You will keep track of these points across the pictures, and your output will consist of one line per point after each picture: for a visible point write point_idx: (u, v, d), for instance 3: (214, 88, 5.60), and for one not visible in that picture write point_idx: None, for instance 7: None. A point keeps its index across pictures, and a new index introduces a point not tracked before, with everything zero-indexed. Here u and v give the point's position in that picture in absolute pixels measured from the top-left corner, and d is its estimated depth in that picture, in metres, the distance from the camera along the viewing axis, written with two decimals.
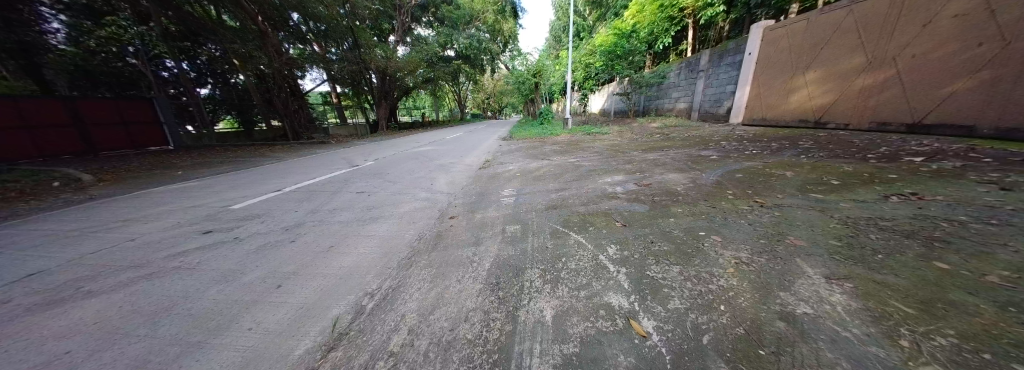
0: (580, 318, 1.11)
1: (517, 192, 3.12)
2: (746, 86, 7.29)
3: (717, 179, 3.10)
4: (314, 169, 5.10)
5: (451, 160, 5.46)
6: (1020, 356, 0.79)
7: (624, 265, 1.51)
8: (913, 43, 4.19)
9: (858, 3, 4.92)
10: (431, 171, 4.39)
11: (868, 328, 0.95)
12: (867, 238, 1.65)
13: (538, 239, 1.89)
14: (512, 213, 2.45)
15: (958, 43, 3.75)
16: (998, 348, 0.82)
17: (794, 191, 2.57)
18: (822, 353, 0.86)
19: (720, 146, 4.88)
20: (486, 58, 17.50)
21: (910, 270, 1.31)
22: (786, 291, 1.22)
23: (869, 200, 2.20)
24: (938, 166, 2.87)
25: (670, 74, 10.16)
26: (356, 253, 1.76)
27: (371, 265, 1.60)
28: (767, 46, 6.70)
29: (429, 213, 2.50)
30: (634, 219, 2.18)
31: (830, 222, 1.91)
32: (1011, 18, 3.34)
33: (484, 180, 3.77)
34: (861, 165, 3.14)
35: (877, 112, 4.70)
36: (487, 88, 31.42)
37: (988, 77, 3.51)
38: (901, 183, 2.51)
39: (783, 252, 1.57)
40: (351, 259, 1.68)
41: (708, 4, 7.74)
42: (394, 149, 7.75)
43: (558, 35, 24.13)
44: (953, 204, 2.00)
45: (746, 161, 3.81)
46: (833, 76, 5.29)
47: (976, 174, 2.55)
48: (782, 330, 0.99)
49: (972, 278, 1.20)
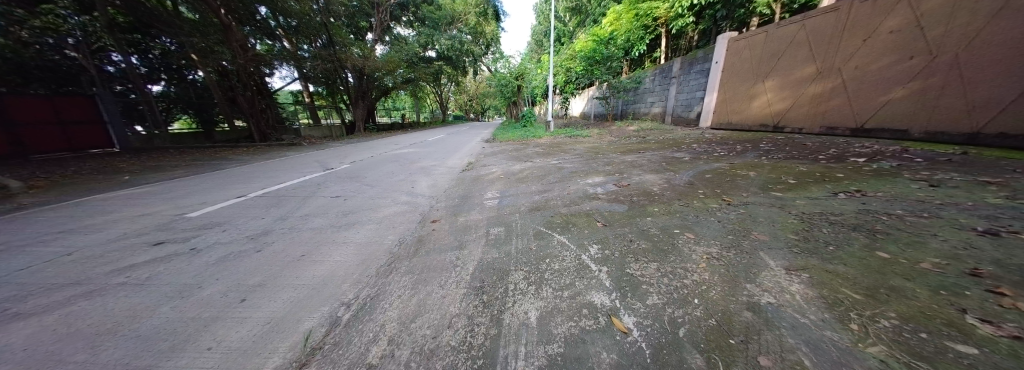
0: (564, 318, 1.13)
1: (501, 194, 3.11)
2: (713, 92, 7.74)
3: (689, 179, 3.27)
4: (283, 172, 4.81)
5: (432, 162, 5.36)
6: (950, 334, 0.90)
7: (605, 264, 1.55)
8: (856, 57, 4.68)
9: (809, 18, 5.42)
10: (411, 174, 4.27)
11: (824, 314, 1.05)
12: (819, 231, 1.81)
13: (522, 241, 1.89)
14: (495, 215, 2.44)
15: (893, 56, 4.23)
16: (931, 328, 0.93)
17: (757, 189, 2.77)
18: (785, 340, 0.94)
19: (691, 148, 5.17)
20: (467, 59, 17.36)
21: (857, 259, 1.45)
22: (751, 283, 1.31)
23: (822, 197, 2.43)
24: (878, 166, 3.21)
25: (646, 80, 10.61)
26: (330, 262, 1.67)
27: (347, 273, 1.54)
28: (731, 55, 7.19)
29: (410, 217, 2.44)
30: (614, 219, 2.24)
31: (788, 218, 2.07)
32: (935, 35, 3.82)
33: (466, 182, 3.73)
34: (814, 166, 3.44)
35: (827, 117, 5.17)
36: (470, 91, 31.23)
37: (919, 86, 3.97)
38: (848, 182, 2.78)
39: (748, 246, 1.69)
40: (324, 267, 1.61)
41: (679, 15, 8.18)
42: (370, 151, 7.49)
43: (540, 39, 24.55)
44: (889, 200, 2.25)
45: (715, 162, 4.05)
46: (790, 83, 5.77)
47: (909, 173, 2.88)
48: (749, 319, 1.06)
49: (909, 265, 1.36)
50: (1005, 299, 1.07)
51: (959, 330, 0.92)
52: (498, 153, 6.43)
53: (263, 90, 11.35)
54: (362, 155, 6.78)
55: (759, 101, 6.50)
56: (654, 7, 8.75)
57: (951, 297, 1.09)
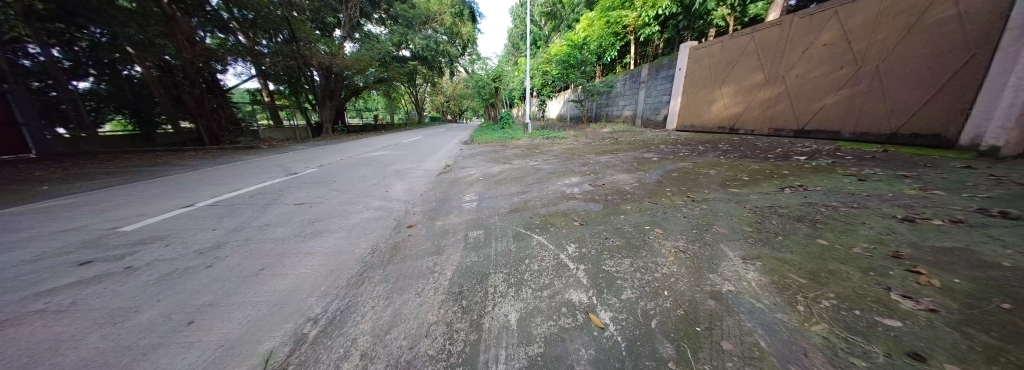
0: (543, 317, 1.14)
1: (480, 196, 3.08)
2: (677, 96, 8.26)
3: (658, 178, 3.47)
4: (240, 178, 4.42)
5: (407, 165, 5.19)
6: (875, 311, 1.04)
7: (582, 262, 1.59)
8: (796, 66, 5.24)
9: (757, 31, 5.99)
10: (385, 178, 4.11)
11: (775, 298, 1.16)
12: (769, 223, 2.00)
13: (501, 243, 1.89)
14: (473, 217, 2.41)
15: (826, 66, 4.79)
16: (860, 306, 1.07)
17: (717, 186, 3.00)
18: (744, 324, 1.04)
19: (659, 149, 5.48)
20: (443, 60, 17.08)
21: (802, 246, 1.62)
22: (714, 273, 1.41)
23: (772, 191, 2.68)
24: (816, 163, 3.61)
25: (617, 84, 11.08)
26: (294, 275, 1.55)
27: (314, 286, 1.44)
28: (692, 63, 7.74)
29: (383, 223, 2.35)
30: (590, 218, 2.31)
31: (743, 212, 2.26)
32: (858, 49, 4.38)
33: (444, 186, 3.66)
34: (764, 164, 3.79)
35: (774, 120, 5.73)
36: (446, 92, 30.74)
37: (847, 93, 4.54)
38: (792, 177, 3.10)
39: (710, 239, 1.82)
40: (288, 281, 1.49)
41: (646, 23, 8.69)
42: (339, 154, 7.09)
43: (516, 42, 24.78)
44: (826, 193, 2.54)
45: (681, 161, 4.33)
46: (743, 89, 6.32)
47: (841, 169, 3.26)
48: (713, 306, 1.15)
49: (844, 250, 1.55)
50: (919, 276, 1.27)
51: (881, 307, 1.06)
52: (476, 155, 6.38)
53: (213, 87, 10.47)
54: (330, 158, 6.40)
55: (717, 105, 7.06)
56: (623, 16, 9.24)
57: (878, 277, 1.27)
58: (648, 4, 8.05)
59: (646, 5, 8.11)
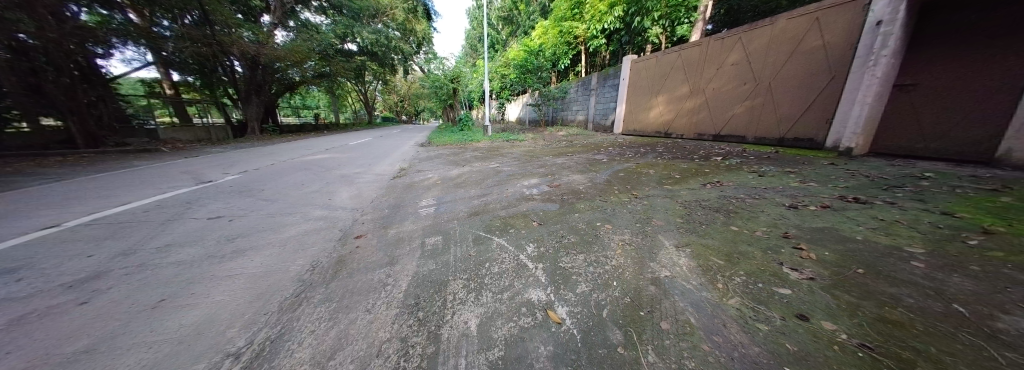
0: (504, 319, 1.15)
1: (437, 201, 2.97)
2: (622, 103, 9.04)
3: (607, 178, 3.76)
4: (132, 188, 3.59)
5: (356, 169, 4.78)
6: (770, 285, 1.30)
7: (540, 261, 1.64)
8: (714, 80, 6.14)
9: (682, 49, 6.88)
10: (329, 184, 3.72)
11: (701, 280, 1.37)
12: (696, 214, 2.32)
13: (461, 249, 1.84)
14: (431, 224, 2.32)
15: (735, 82, 5.72)
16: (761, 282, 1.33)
17: (656, 184, 3.37)
18: (678, 305, 1.21)
19: (608, 151, 5.95)
20: (395, 57, 16.20)
21: (720, 233, 1.91)
22: (653, 262, 1.59)
23: (698, 187, 3.11)
24: (730, 162, 4.29)
25: (571, 90, 11.70)
26: (208, 304, 1.30)
27: (235, 314, 1.22)
28: (632, 74, 8.57)
29: (324, 235, 2.11)
30: (547, 217, 2.41)
31: (676, 205, 2.58)
32: (757, 69, 5.33)
33: (398, 190, 3.45)
34: (692, 163, 4.38)
35: (698, 126, 6.64)
36: (400, 90, 29.10)
37: (750, 105, 5.49)
38: (713, 174, 3.63)
39: (650, 231, 2.04)
40: (199, 312, 1.24)
41: (594, 36, 9.60)
42: (270, 158, 6.20)
43: (474, 44, 24.66)
44: (736, 187, 3.03)
45: (626, 162, 4.75)
46: (674, 99, 7.20)
47: (747, 167, 3.93)
48: (653, 292, 1.30)
49: (750, 235, 1.87)
50: (801, 252, 1.63)
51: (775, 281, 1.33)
52: (433, 158, 6.15)
53: (88, 75, 8.03)
54: (259, 162, 5.56)
55: (653, 113, 7.91)
56: (575, 26, 10.04)
57: (773, 255, 1.59)
58: (596, 17, 8.93)
59: (594, 19, 8.96)
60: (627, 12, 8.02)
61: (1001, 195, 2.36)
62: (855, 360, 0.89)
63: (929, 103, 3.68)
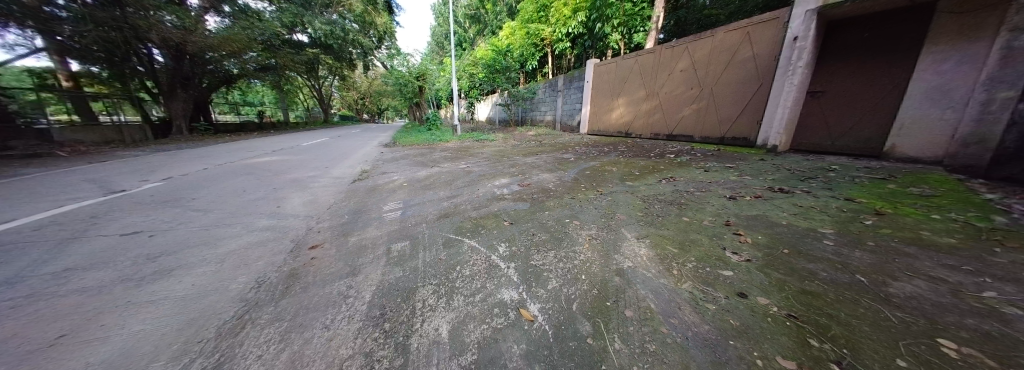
0: (477, 322, 1.14)
1: (404, 204, 2.84)
2: (587, 105, 9.43)
3: (574, 176, 3.90)
4: (13, 202, 2.93)
5: (310, 173, 4.39)
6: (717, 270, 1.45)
7: (512, 260, 1.65)
8: (666, 85, 6.68)
9: (639, 55, 7.37)
10: (279, 190, 3.37)
11: (659, 269, 1.48)
12: (654, 207, 2.50)
13: (430, 253, 1.78)
14: (398, 228, 2.21)
15: (683, 87, 6.27)
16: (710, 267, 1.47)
17: (619, 180, 3.58)
18: (640, 293, 1.30)
19: (575, 150, 6.17)
20: (353, 51, 15.16)
21: (675, 225, 2.08)
22: (618, 254, 1.68)
23: (655, 182, 3.36)
24: (682, 159, 4.69)
25: (539, 91, 11.90)
26: (120, 335, 1.07)
27: (156, 344, 1.03)
28: (595, 77, 8.99)
29: (273, 247, 1.90)
30: (518, 216, 2.43)
31: (636, 200, 2.76)
32: (701, 76, 5.89)
33: (361, 195, 3.24)
34: (650, 160, 4.72)
35: (654, 127, 7.17)
36: (360, 88, 27.32)
37: (697, 108, 6.05)
38: (667, 170, 3.96)
39: (614, 224, 2.16)
40: (106, 345, 1.02)
41: (559, 39, 9.93)
42: (204, 162, 5.43)
43: (441, 41, 23.99)
44: (687, 181, 3.33)
45: (592, 160, 4.97)
46: (633, 101, 7.69)
47: (696, 163, 4.34)
48: (617, 282, 1.39)
49: (701, 225, 2.06)
50: (740, 237, 1.84)
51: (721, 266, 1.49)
52: (399, 159, 5.88)
53: None
54: (190, 167, 4.84)
55: (615, 114, 8.38)
56: (541, 29, 10.35)
57: (719, 242, 1.78)
58: (561, 21, 9.37)
59: (559, 22, 9.43)
60: (589, 18, 8.58)
61: (885, 183, 2.89)
62: (784, 330, 1.04)
63: (832, 107, 4.40)
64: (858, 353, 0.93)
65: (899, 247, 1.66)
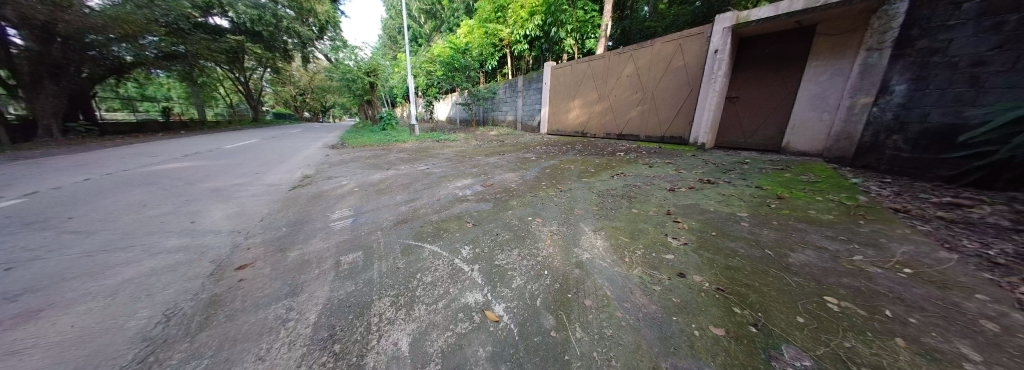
0: (440, 330, 1.10)
1: (355, 211, 2.61)
2: (545, 105, 9.71)
3: (536, 174, 4.00)
4: None
5: (238, 181, 3.80)
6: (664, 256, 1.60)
7: (476, 262, 1.63)
8: (616, 88, 7.18)
9: (591, 60, 7.78)
10: (196, 202, 2.85)
11: (613, 259, 1.59)
12: (608, 201, 2.68)
13: (387, 262, 1.67)
14: (347, 239, 2.02)
15: (630, 91, 6.80)
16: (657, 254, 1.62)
17: (576, 177, 3.76)
18: (597, 283, 1.37)
19: (536, 150, 6.33)
20: (288, 40, 13.47)
21: (627, 217, 2.25)
22: (578, 247, 1.77)
23: (609, 178, 3.60)
24: (631, 156, 5.11)
25: (499, 91, 11.92)
26: None
27: None
28: (553, 79, 9.28)
29: (187, 271, 1.59)
30: (482, 217, 2.40)
31: (592, 195, 2.93)
32: (644, 81, 6.44)
33: (304, 202, 2.91)
34: (604, 158, 5.04)
35: (606, 127, 7.67)
36: (299, 82, 24.40)
37: (642, 110, 6.62)
38: (619, 167, 4.27)
39: (573, 219, 2.27)
40: None
41: (517, 40, 10.07)
42: (86, 172, 4.34)
43: (394, 35, 22.58)
44: (637, 176, 3.63)
45: (552, 159, 5.14)
46: (587, 103, 8.11)
47: (643, 159, 4.76)
48: (576, 274, 1.46)
49: (650, 215, 2.25)
50: (679, 224, 2.07)
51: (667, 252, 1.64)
52: (348, 162, 5.40)
53: None
54: (64, 179, 3.83)
55: (571, 115, 8.75)
56: (499, 29, 10.40)
57: (663, 230, 1.97)
58: (518, 23, 9.45)
59: (517, 24, 9.52)
60: (545, 22, 8.91)
61: (784, 172, 3.50)
62: (715, 301, 1.20)
63: (746, 109, 5.17)
64: (769, 315, 1.12)
65: (795, 224, 2.03)
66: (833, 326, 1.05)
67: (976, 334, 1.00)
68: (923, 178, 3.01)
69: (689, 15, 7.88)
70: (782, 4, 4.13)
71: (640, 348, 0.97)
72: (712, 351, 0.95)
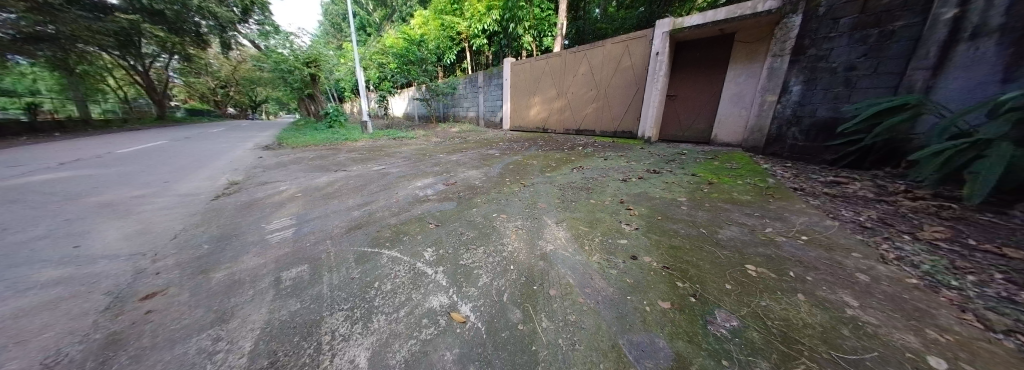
0: (403, 339, 1.04)
1: (299, 220, 2.35)
2: (506, 101, 9.69)
3: (500, 171, 4.00)
4: None
5: (142, 192, 3.12)
6: (620, 242, 1.72)
7: (440, 264, 1.57)
8: (573, 85, 7.46)
9: (548, 57, 7.95)
10: (81, 222, 2.28)
11: (575, 249, 1.66)
12: (570, 194, 2.79)
13: (340, 273, 1.53)
14: (290, 252, 1.81)
15: (586, 88, 7.11)
16: (613, 241, 1.74)
17: (539, 172, 3.85)
18: (560, 273, 1.43)
19: (499, 146, 6.31)
20: (200, 22, 11.37)
21: (587, 207, 2.37)
22: (541, 240, 1.82)
23: (569, 172, 3.75)
24: (589, 150, 5.38)
25: (459, 86, 11.59)
26: None
27: None
28: (513, 75, 9.30)
29: (71, 308, 1.27)
30: (445, 217, 2.34)
31: (554, 189, 3.03)
32: (598, 79, 6.79)
33: (235, 214, 2.53)
34: (564, 153, 5.23)
35: (565, 123, 7.95)
36: (218, 73, 20.87)
37: (596, 107, 6.99)
38: (579, 161, 4.47)
39: (537, 213, 2.32)
40: None
41: (475, 34, 9.86)
42: None
43: (337, 23, 20.50)
44: (594, 169, 3.83)
45: (515, 155, 5.17)
46: (547, 100, 8.30)
47: (599, 153, 5.04)
48: (541, 266, 1.50)
49: (607, 205, 2.40)
50: (630, 211, 2.24)
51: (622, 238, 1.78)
52: (288, 164, 4.80)
53: None
54: None
55: (532, 111, 8.89)
56: (456, 22, 10.08)
57: (618, 218, 2.12)
58: (476, 17, 9.26)
59: (474, 18, 9.33)
60: (503, 17, 8.81)
61: (714, 160, 4.00)
62: (662, 279, 1.33)
63: (684, 106, 5.77)
64: (705, 286, 1.28)
65: (723, 205, 2.34)
66: (752, 290, 1.24)
67: (850, 284, 1.27)
68: (814, 161, 3.70)
69: (634, 19, 8.54)
70: (708, 13, 4.68)
71: (600, 330, 1.04)
72: (661, 323, 1.05)
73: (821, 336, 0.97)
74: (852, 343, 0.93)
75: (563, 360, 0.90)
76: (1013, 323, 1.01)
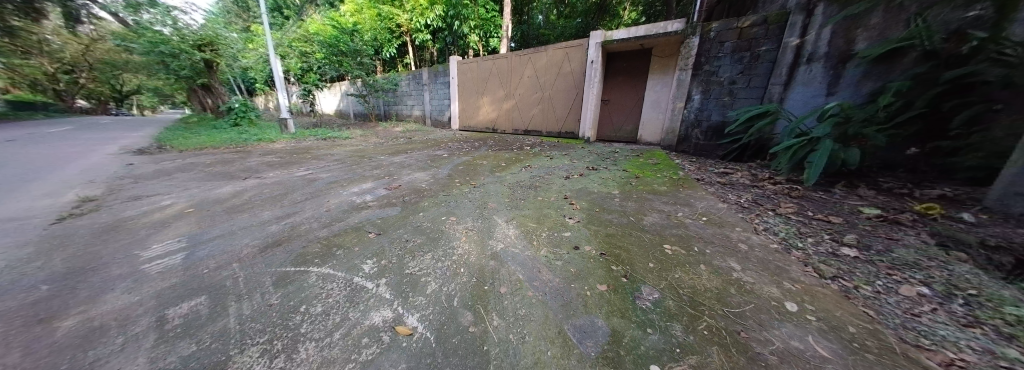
0: (340, 363, 0.94)
1: (194, 241, 1.91)
2: (454, 101, 9.43)
3: (449, 172, 3.88)
4: None
5: None
6: (566, 236, 1.83)
7: (382, 276, 1.46)
8: (519, 87, 7.66)
9: (495, 59, 8.00)
10: None
11: (522, 246, 1.71)
12: (518, 193, 2.86)
13: (256, 300, 1.31)
14: (181, 282, 1.47)
15: (532, 91, 7.37)
16: (560, 235, 1.85)
17: (489, 172, 3.86)
18: (510, 270, 1.46)
19: (447, 146, 6.13)
20: None
21: (535, 205, 2.45)
22: (492, 239, 1.83)
23: (518, 171, 3.85)
24: (536, 149, 5.60)
25: (401, 83, 10.84)
26: None
27: None
28: (459, 74, 9.10)
29: None
30: (387, 224, 2.17)
31: (504, 188, 3.07)
32: (542, 82, 7.10)
33: (95, 240, 1.92)
34: (513, 152, 5.36)
35: (514, 124, 8.12)
36: (58, 53, 15.61)
37: (542, 108, 7.31)
38: (526, 160, 4.62)
39: (487, 213, 2.32)
40: None
41: (418, 29, 9.37)
42: None
43: None
44: (541, 168, 4.00)
45: (465, 156, 5.09)
46: (495, 101, 8.35)
47: (545, 152, 5.30)
48: (491, 265, 1.51)
49: (554, 202, 2.52)
50: (573, 206, 2.41)
51: (568, 232, 1.90)
52: (175, 172, 3.83)
53: None
54: None
55: (480, 112, 8.84)
56: (395, 14, 9.43)
57: (562, 212, 2.26)
58: (418, 10, 8.81)
59: (416, 12, 8.88)
60: (447, 14, 8.59)
61: (641, 157, 4.56)
62: (600, 264, 1.47)
63: (615, 108, 6.44)
64: (633, 266, 1.46)
65: (648, 196, 2.69)
66: (670, 266, 1.45)
67: (737, 253, 1.59)
68: (711, 156, 4.51)
69: (572, 28, 9.25)
70: (631, 29, 5.31)
71: (548, 318, 1.10)
72: (600, 305, 1.17)
73: (716, 297, 1.20)
74: (737, 299, 1.18)
75: (514, 355, 0.93)
76: (835, 270, 1.41)
